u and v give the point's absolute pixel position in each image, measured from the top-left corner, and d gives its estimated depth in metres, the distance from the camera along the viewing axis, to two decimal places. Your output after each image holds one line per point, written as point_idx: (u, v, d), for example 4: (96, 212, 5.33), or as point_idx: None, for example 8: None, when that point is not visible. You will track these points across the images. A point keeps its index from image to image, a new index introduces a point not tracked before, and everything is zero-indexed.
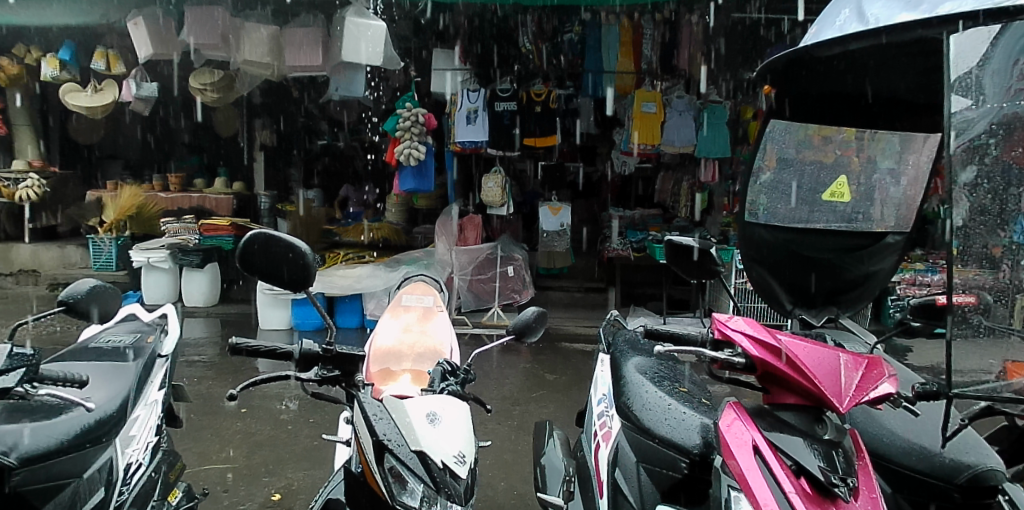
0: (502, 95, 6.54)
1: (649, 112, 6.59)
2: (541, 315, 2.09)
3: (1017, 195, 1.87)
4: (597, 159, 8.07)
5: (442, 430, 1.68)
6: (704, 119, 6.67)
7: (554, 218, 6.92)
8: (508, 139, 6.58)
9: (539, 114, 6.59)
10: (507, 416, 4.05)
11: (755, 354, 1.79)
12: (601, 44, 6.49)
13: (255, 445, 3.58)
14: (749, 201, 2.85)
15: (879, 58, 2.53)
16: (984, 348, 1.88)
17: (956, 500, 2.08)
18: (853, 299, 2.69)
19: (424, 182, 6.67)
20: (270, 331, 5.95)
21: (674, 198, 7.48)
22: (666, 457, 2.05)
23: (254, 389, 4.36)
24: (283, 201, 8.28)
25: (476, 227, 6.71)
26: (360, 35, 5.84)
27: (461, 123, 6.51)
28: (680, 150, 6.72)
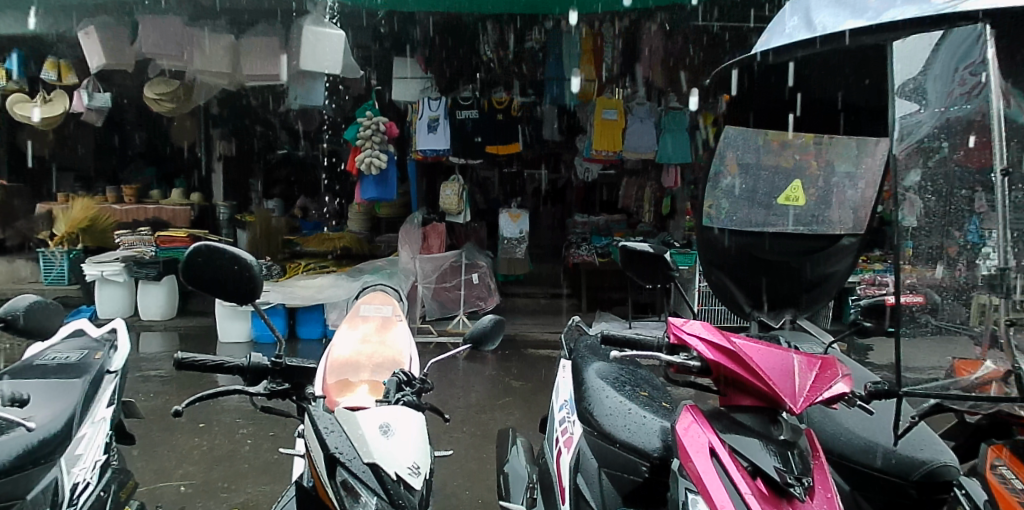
0: (463, 103, 6.59)
1: (610, 119, 6.64)
2: (499, 323, 2.06)
3: (964, 196, 1.96)
4: (562, 167, 7.93)
5: (395, 442, 1.75)
6: (665, 125, 6.79)
7: (514, 226, 6.96)
8: (471, 147, 6.61)
9: (502, 121, 6.64)
10: (471, 424, 4.04)
11: (710, 358, 1.85)
12: (563, 51, 6.49)
13: (213, 460, 3.52)
14: (709, 206, 2.87)
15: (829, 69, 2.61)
16: (928, 348, 1.98)
17: (914, 496, 2.19)
18: (809, 302, 2.79)
19: (387, 190, 6.63)
20: (230, 344, 5.89)
21: (638, 204, 7.65)
22: (626, 462, 2.07)
23: (212, 403, 4.30)
24: (243, 212, 8.21)
25: (440, 235, 6.71)
26: (320, 43, 5.81)
27: (424, 131, 6.50)
28: (642, 157, 6.80)
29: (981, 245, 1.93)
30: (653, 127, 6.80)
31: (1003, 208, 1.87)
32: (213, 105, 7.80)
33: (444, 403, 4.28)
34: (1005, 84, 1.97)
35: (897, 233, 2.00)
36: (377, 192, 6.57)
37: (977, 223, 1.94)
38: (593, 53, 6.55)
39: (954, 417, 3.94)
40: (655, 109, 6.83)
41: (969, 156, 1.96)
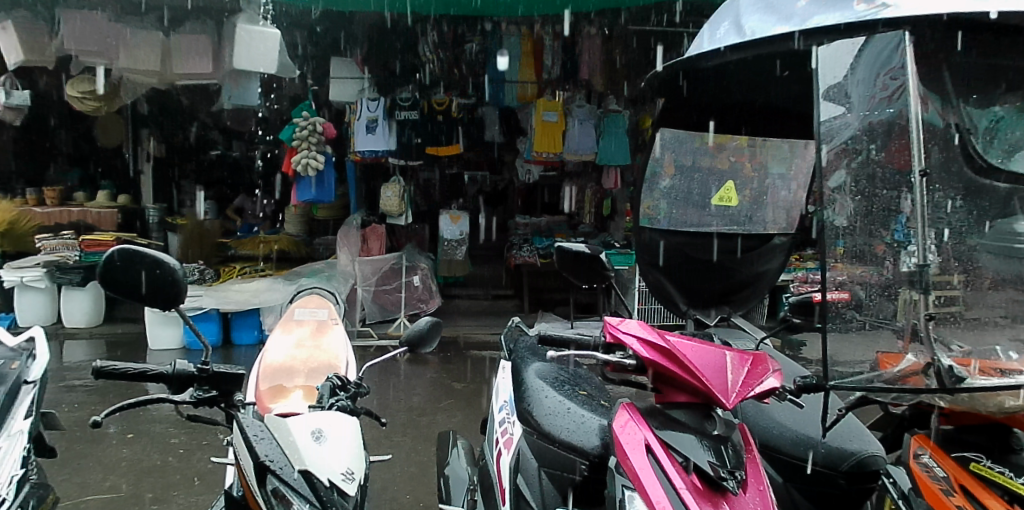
0: (402, 104, 6.54)
1: (552, 121, 6.69)
2: (436, 325, 2.06)
3: (887, 194, 2.06)
4: (504, 169, 7.77)
5: (328, 447, 1.71)
6: (603, 127, 6.88)
7: (454, 227, 7.03)
8: (409, 148, 6.59)
9: (441, 123, 6.65)
10: (411, 427, 4.01)
11: (645, 355, 1.88)
12: (502, 54, 6.58)
13: (141, 472, 3.40)
14: (648, 206, 2.90)
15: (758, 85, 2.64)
16: (858, 343, 2.05)
17: (842, 485, 2.29)
18: (744, 299, 2.83)
19: (323, 192, 6.58)
20: (161, 351, 5.72)
21: (580, 206, 7.72)
22: (565, 461, 2.08)
23: (140, 413, 4.15)
24: (173, 215, 8.03)
25: (380, 237, 6.77)
26: (254, 42, 5.73)
27: (363, 132, 6.48)
28: (583, 158, 6.82)
29: (907, 242, 2.02)
30: (592, 129, 6.83)
31: (921, 206, 1.98)
32: (142, 104, 7.55)
33: (384, 408, 4.24)
34: (924, 89, 2.07)
35: (829, 233, 2.09)
36: (315, 194, 6.52)
37: (903, 222, 2.04)
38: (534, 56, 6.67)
39: (881, 409, 4.10)
40: (595, 111, 6.85)
41: (899, 157, 2.03)
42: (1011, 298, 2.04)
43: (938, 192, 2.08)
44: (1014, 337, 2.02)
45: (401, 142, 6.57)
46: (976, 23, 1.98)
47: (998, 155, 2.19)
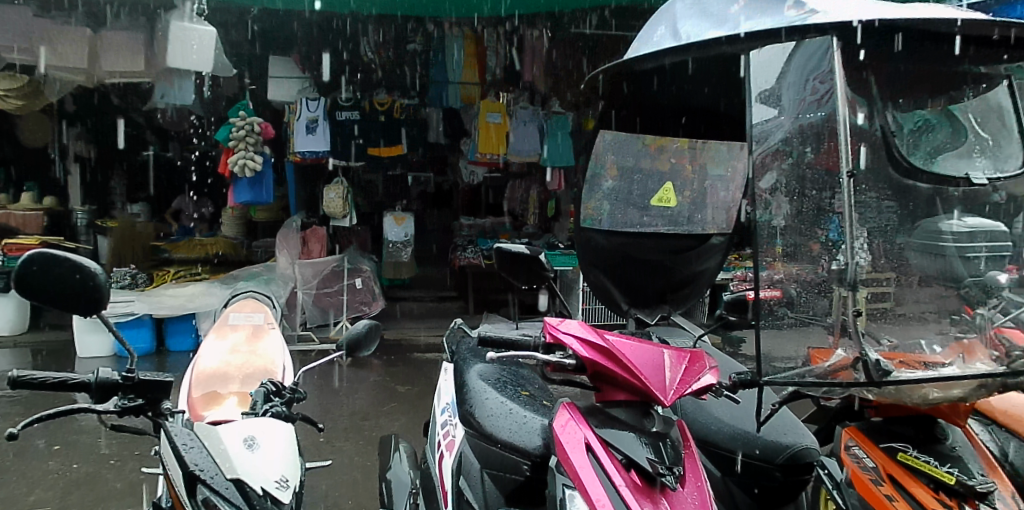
0: (342, 104, 6.63)
1: (495, 122, 6.79)
2: (374, 328, 2.04)
3: (815, 195, 2.12)
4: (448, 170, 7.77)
5: (262, 455, 1.70)
6: (548, 129, 6.94)
7: (398, 228, 7.17)
8: (350, 148, 6.67)
9: (383, 122, 6.75)
10: (354, 431, 3.98)
11: (584, 355, 1.90)
12: (447, 59, 6.69)
13: (71, 485, 3.27)
14: (590, 207, 2.94)
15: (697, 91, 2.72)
16: (790, 339, 2.11)
17: (778, 478, 2.34)
18: (683, 297, 2.90)
19: (261, 193, 6.47)
20: (90, 359, 5.52)
21: (524, 207, 7.66)
22: (508, 462, 2.08)
23: (68, 422, 4.01)
24: (103, 217, 7.79)
25: (320, 240, 6.79)
26: (185, 40, 5.53)
27: (302, 132, 6.48)
28: (526, 160, 6.96)
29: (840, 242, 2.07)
30: (536, 130, 6.96)
31: (851, 206, 2.01)
32: (69, 103, 7.28)
33: (324, 413, 4.20)
34: (852, 93, 2.14)
35: (764, 231, 2.14)
36: (251, 196, 6.40)
37: (836, 221, 2.08)
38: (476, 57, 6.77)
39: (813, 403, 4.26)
40: (539, 112, 6.96)
41: (829, 161, 2.08)
42: (938, 293, 2.17)
43: (864, 195, 2.17)
44: (937, 333, 2.15)
45: (340, 142, 6.64)
46: (895, 30, 2.01)
47: (921, 156, 2.31)
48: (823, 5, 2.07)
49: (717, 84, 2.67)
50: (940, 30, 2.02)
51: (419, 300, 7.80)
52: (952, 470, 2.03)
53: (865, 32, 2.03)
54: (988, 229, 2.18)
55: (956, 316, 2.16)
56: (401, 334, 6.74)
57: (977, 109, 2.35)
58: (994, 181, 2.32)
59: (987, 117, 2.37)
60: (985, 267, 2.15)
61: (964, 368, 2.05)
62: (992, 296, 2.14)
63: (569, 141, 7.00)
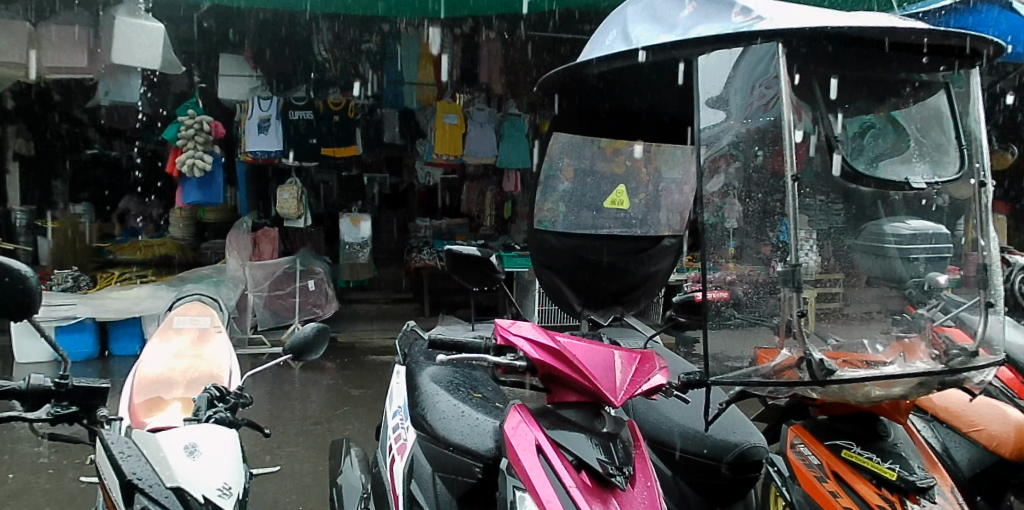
0: (296, 103, 6.70)
1: (451, 124, 6.89)
2: (322, 331, 2.01)
3: (762, 196, 2.15)
4: (404, 171, 7.97)
5: (204, 463, 1.68)
6: (505, 131, 7.11)
7: (356, 230, 7.27)
8: (303, 147, 6.75)
9: (337, 123, 6.86)
10: (307, 436, 4.00)
11: (535, 357, 1.91)
12: (402, 55, 6.72)
13: (6, 495, 3.17)
14: (546, 210, 2.92)
15: (649, 95, 2.71)
16: (738, 339, 2.16)
17: (727, 475, 2.40)
18: (636, 299, 2.99)
19: (211, 194, 6.61)
20: (31, 364, 5.38)
21: (479, 208, 7.80)
22: (460, 464, 2.07)
23: (8, 431, 3.91)
24: (43, 218, 7.57)
25: (272, 241, 6.86)
26: (131, 35, 5.46)
27: (254, 132, 6.55)
28: (482, 161, 7.08)
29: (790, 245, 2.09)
30: (492, 132, 7.10)
31: (794, 208, 2.04)
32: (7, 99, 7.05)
33: (273, 420, 4.21)
34: (797, 99, 2.19)
35: (721, 234, 2.22)
36: (201, 195, 6.53)
37: (787, 224, 2.07)
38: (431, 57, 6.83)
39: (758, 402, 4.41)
40: (494, 115, 7.11)
41: (779, 164, 2.09)
42: (883, 292, 2.28)
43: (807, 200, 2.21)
44: (882, 332, 2.26)
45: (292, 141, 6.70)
46: (836, 36, 2.05)
47: (863, 162, 2.36)
48: (770, 13, 2.12)
49: (668, 89, 2.64)
50: (884, 39, 2.08)
51: (373, 302, 7.85)
52: (893, 466, 2.12)
53: (808, 40, 2.07)
54: (929, 233, 2.25)
55: (899, 315, 2.27)
56: (356, 337, 6.81)
57: (919, 117, 2.38)
58: (932, 187, 2.32)
59: (930, 124, 2.39)
60: (924, 268, 2.26)
61: (905, 366, 2.13)
62: (931, 296, 2.23)
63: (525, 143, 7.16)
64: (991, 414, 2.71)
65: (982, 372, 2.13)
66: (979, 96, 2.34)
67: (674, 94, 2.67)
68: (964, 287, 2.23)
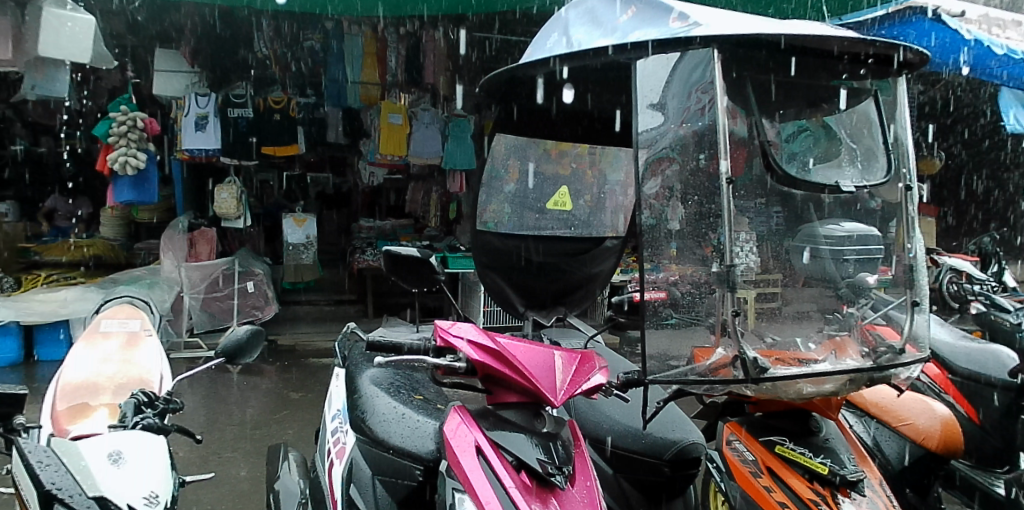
0: (236, 100, 6.60)
1: (395, 124, 6.94)
2: (256, 334, 1.98)
3: (697, 198, 2.20)
4: (347, 171, 8.30)
5: (128, 470, 1.63)
6: (449, 132, 7.17)
7: (299, 230, 7.27)
8: (245, 147, 6.67)
9: (278, 122, 6.78)
10: (240, 441, 4.00)
11: (474, 358, 1.89)
12: (345, 54, 6.73)
13: None
14: (490, 212, 2.90)
15: (592, 96, 2.80)
16: (675, 339, 2.18)
17: (666, 472, 2.46)
18: (578, 299, 2.99)
19: (144, 193, 6.51)
20: None
21: (424, 209, 7.99)
22: (401, 467, 2.07)
23: None
24: None
25: (209, 242, 6.73)
26: (61, 29, 5.19)
27: (191, 130, 6.43)
28: (427, 161, 7.13)
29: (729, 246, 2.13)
30: (437, 133, 7.14)
31: (730, 211, 2.11)
32: None
33: (203, 427, 4.19)
34: (732, 104, 2.23)
35: (664, 234, 2.23)
36: (133, 194, 6.41)
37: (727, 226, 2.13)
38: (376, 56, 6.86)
39: (695, 401, 4.55)
40: (439, 115, 7.15)
41: (721, 166, 2.13)
42: (820, 293, 2.34)
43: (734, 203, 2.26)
44: (815, 331, 2.33)
45: (230, 139, 6.59)
46: (765, 43, 2.12)
47: (795, 166, 2.42)
48: (705, 19, 2.18)
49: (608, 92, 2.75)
50: (813, 47, 2.16)
51: (315, 304, 7.85)
52: (824, 461, 2.18)
53: (740, 46, 2.14)
54: (862, 234, 2.27)
55: (832, 314, 2.34)
56: (296, 339, 6.84)
57: (850, 124, 2.48)
58: (860, 189, 2.38)
59: (859, 130, 2.48)
60: (854, 269, 2.30)
61: (836, 363, 2.19)
62: (861, 295, 2.31)
63: (469, 144, 7.24)
64: (917, 408, 2.84)
65: (909, 368, 2.23)
66: (906, 104, 2.45)
67: (612, 93, 2.76)
68: (896, 287, 2.33)
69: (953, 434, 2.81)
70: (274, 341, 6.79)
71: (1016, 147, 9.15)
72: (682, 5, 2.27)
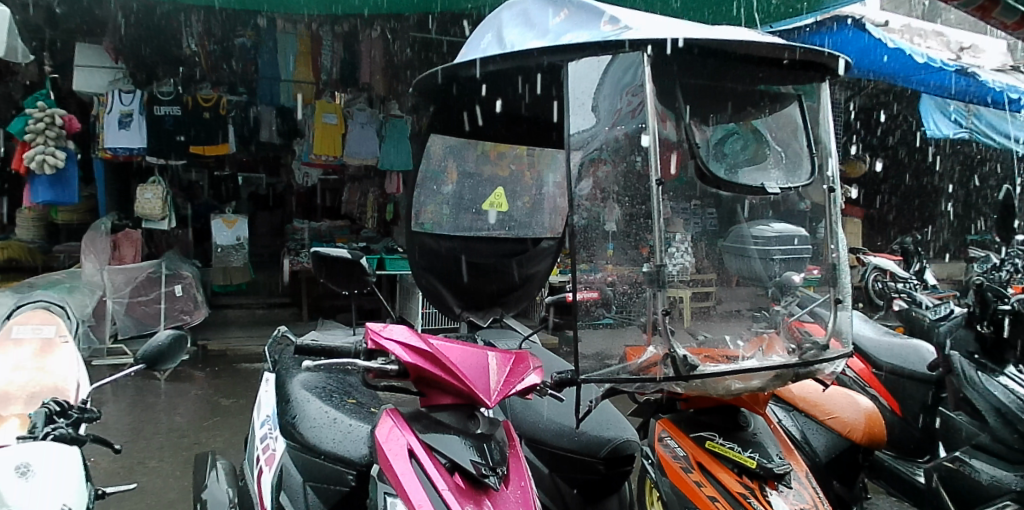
0: (162, 98, 6.45)
1: (331, 123, 6.88)
2: (179, 339, 1.94)
3: (625, 199, 2.24)
4: (279, 171, 8.32)
5: (38, 483, 1.56)
6: (386, 132, 7.10)
7: (229, 232, 7.16)
8: (171, 145, 6.49)
9: (208, 119, 6.62)
10: (156, 448, 3.91)
11: (406, 360, 1.86)
12: (277, 51, 6.67)
13: None
14: (426, 213, 2.91)
15: (533, 96, 2.78)
16: (606, 339, 2.19)
17: (601, 470, 2.49)
18: (515, 300, 3.00)
19: (65, 193, 6.27)
20: None
21: (362, 210, 7.96)
22: (332, 472, 2.03)
23: None
24: None
25: (133, 243, 6.68)
26: None
27: (114, 127, 6.32)
28: (363, 162, 7.08)
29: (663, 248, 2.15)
30: (373, 133, 7.06)
31: (659, 214, 2.14)
32: None
33: (119, 436, 4.08)
34: (663, 108, 2.26)
35: (603, 235, 2.26)
36: (53, 195, 6.17)
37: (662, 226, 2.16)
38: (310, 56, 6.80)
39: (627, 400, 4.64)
40: (376, 115, 7.06)
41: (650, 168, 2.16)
42: (752, 292, 2.43)
43: (668, 206, 2.31)
44: (745, 328, 2.39)
45: (155, 137, 6.45)
46: (690, 48, 2.18)
47: (724, 167, 2.47)
48: (635, 23, 2.22)
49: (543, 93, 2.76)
50: (741, 52, 2.23)
51: (248, 307, 7.75)
52: (752, 454, 2.26)
53: (668, 50, 2.19)
54: (789, 234, 2.42)
55: (760, 312, 2.42)
56: (227, 344, 6.70)
57: (778, 127, 2.52)
58: (785, 192, 2.47)
59: (784, 132, 2.53)
60: (780, 269, 2.42)
61: (763, 360, 2.27)
62: (786, 294, 2.42)
63: (406, 145, 7.21)
64: (843, 402, 3.00)
65: (833, 364, 2.31)
66: (828, 109, 2.53)
67: (548, 97, 2.75)
68: (822, 285, 2.41)
69: (876, 427, 2.97)
70: (204, 346, 6.64)
71: (922, 151, 9.72)
72: (613, 9, 2.32)
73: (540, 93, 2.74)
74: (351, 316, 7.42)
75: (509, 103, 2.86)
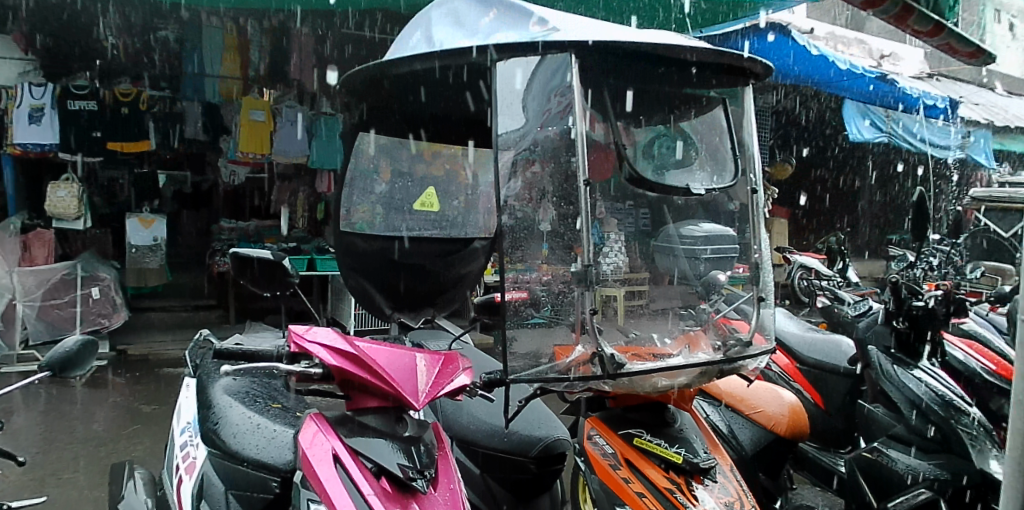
0: (76, 92, 6.40)
1: (258, 120, 6.84)
2: (88, 345, 1.86)
3: (551, 200, 2.27)
4: (207, 169, 8.06)
5: None
6: (316, 131, 7.00)
7: (145, 232, 7.08)
8: (86, 141, 6.48)
9: (126, 115, 6.59)
10: (58, 457, 3.80)
11: (331, 363, 1.82)
12: (201, 47, 6.51)
13: None
14: (356, 212, 2.89)
15: (470, 99, 2.80)
16: (536, 336, 2.22)
17: (531, 469, 2.51)
18: (448, 300, 3.06)
19: None
20: None
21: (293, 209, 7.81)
22: (256, 480, 1.99)
23: None
24: None
25: (45, 244, 6.45)
26: None
27: (24, 121, 6.21)
28: (292, 160, 6.99)
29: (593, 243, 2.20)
30: (303, 130, 6.98)
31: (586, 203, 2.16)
32: None
33: (21, 445, 3.95)
34: (591, 111, 2.28)
35: (537, 235, 2.27)
36: None
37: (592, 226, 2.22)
38: (237, 52, 6.62)
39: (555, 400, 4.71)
40: (307, 114, 6.98)
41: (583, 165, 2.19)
42: (682, 291, 2.50)
43: (602, 206, 2.36)
44: (673, 326, 2.45)
45: (69, 133, 6.41)
46: (617, 52, 2.20)
47: (652, 167, 2.50)
48: (565, 25, 2.24)
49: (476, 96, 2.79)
50: (666, 56, 2.27)
51: (170, 309, 7.56)
52: (679, 450, 2.31)
53: (597, 53, 2.20)
54: (717, 235, 2.51)
55: (686, 310, 2.48)
56: (149, 348, 6.51)
57: (704, 129, 2.58)
58: (711, 192, 2.54)
59: (711, 135, 2.59)
60: (705, 268, 2.51)
61: (689, 357, 2.31)
62: (713, 292, 2.48)
63: (338, 143, 7.09)
64: (767, 397, 3.10)
65: (757, 360, 2.38)
66: (750, 113, 2.60)
67: (481, 98, 2.76)
68: (747, 284, 2.49)
69: (800, 420, 3.06)
70: (123, 351, 6.43)
71: (844, 154, 10.13)
72: (543, 11, 2.35)
73: (464, 95, 2.76)
74: (280, 318, 7.28)
75: (438, 102, 2.85)
